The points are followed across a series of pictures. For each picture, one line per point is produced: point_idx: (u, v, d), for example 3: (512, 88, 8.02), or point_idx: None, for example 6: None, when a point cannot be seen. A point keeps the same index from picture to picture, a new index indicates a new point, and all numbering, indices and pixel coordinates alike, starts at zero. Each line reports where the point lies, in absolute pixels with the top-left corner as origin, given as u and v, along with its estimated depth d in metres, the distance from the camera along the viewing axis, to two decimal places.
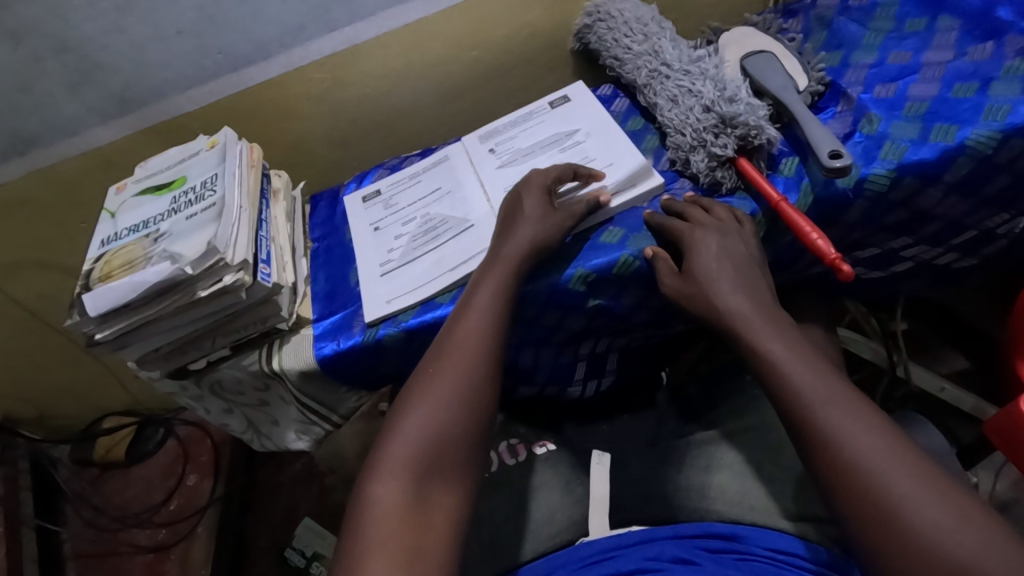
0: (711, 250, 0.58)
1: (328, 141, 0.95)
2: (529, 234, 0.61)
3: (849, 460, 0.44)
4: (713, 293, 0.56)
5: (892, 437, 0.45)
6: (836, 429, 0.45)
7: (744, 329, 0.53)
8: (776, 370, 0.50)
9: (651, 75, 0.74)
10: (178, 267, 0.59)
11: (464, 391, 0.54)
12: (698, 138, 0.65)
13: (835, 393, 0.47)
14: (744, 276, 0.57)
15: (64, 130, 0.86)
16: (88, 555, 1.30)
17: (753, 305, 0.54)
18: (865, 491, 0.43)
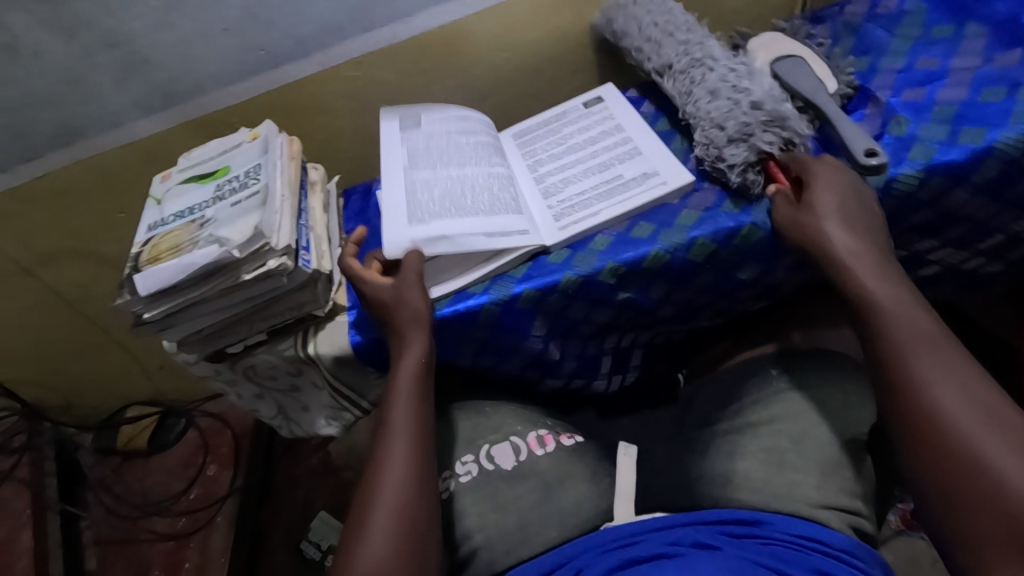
0: (827, 189, 0.59)
1: (358, 138, 0.98)
2: (408, 323, 0.63)
3: (928, 404, 0.47)
4: (824, 229, 0.57)
5: (982, 391, 0.46)
6: (924, 378, 0.48)
7: (851, 268, 0.55)
8: (873, 313, 0.52)
9: (693, 71, 0.75)
10: (226, 250, 0.61)
11: (402, 493, 0.55)
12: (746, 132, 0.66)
13: (929, 339, 0.49)
14: (856, 216, 0.57)
15: (108, 123, 0.89)
16: (108, 542, 1.32)
17: (863, 245, 0.56)
18: (936, 435, 0.45)
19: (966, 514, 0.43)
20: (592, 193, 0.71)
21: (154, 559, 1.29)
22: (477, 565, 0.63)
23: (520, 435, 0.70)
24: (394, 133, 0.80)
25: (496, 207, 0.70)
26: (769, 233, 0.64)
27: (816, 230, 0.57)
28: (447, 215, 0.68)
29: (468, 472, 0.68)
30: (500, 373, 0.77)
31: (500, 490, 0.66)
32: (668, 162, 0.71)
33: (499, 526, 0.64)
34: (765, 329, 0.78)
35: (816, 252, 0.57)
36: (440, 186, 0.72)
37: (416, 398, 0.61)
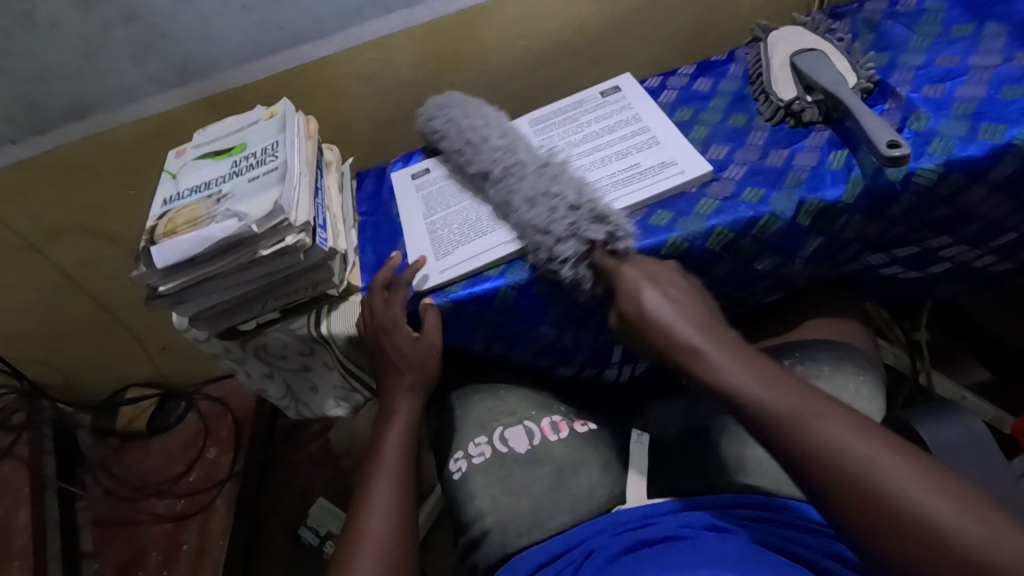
0: (657, 289, 0.59)
1: (372, 122, 0.98)
2: (412, 380, 0.69)
3: (847, 462, 0.43)
4: (669, 322, 0.56)
5: (869, 431, 0.45)
6: (825, 437, 0.45)
7: (697, 359, 0.53)
8: (736, 398, 0.50)
9: (508, 162, 0.70)
10: (244, 224, 0.61)
11: (382, 540, 0.58)
12: (548, 233, 0.63)
13: (813, 405, 0.47)
14: (689, 307, 0.57)
15: (123, 97, 0.89)
16: (105, 523, 1.31)
17: (705, 329, 0.55)
18: (863, 497, 0.42)
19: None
20: (608, 179, 0.71)
21: (151, 541, 1.28)
22: (490, 546, 0.64)
23: (533, 420, 0.73)
24: (406, 184, 0.84)
25: None
26: (789, 222, 0.64)
27: (665, 324, 0.56)
28: (469, 238, 0.72)
29: (481, 454, 0.71)
30: (513, 360, 0.77)
31: (512, 473, 0.69)
32: (686, 150, 0.72)
33: (512, 509, 0.65)
34: (777, 323, 0.78)
35: (672, 346, 0.55)
36: (458, 216, 0.75)
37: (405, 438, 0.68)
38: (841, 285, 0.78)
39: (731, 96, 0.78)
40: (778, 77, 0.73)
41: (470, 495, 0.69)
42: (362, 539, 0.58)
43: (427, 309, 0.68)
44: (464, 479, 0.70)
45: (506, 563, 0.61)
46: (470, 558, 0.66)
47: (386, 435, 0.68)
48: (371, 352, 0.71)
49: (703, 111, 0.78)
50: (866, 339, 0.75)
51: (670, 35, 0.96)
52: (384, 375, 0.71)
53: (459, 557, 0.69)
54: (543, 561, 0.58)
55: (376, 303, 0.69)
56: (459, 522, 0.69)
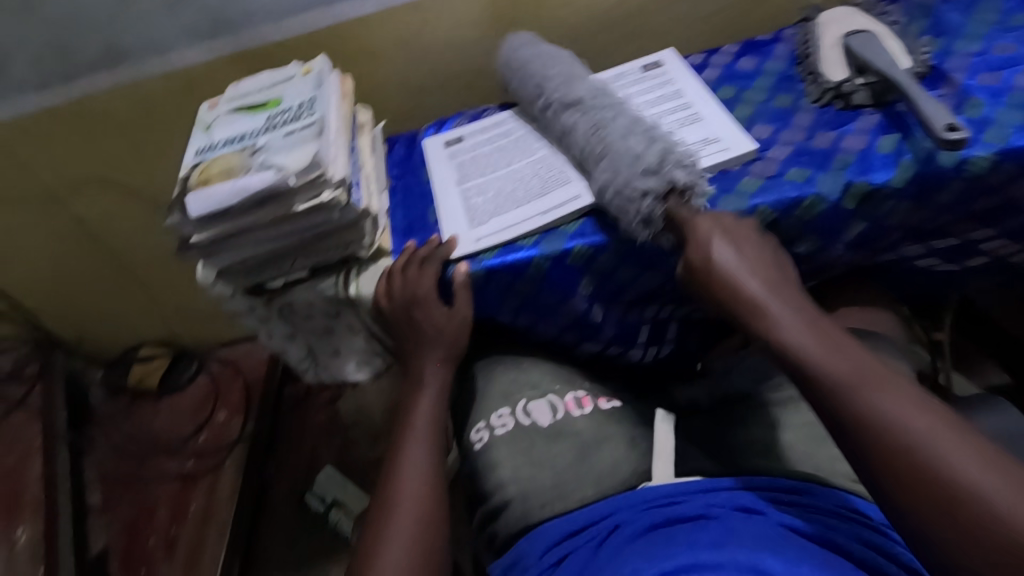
0: (728, 245, 0.59)
1: (403, 87, 0.96)
2: (442, 353, 0.69)
3: (894, 425, 0.44)
4: (733, 278, 0.57)
5: (929, 403, 0.46)
6: (879, 402, 0.46)
7: (764, 314, 0.54)
8: (796, 358, 0.51)
9: (586, 117, 0.68)
10: (282, 176, 0.60)
11: (418, 504, 0.59)
12: (634, 168, 0.61)
13: (880, 374, 0.47)
14: (758, 265, 0.58)
15: (154, 48, 0.87)
16: (113, 480, 1.30)
17: (770, 289, 0.56)
18: (911, 465, 0.43)
19: (974, 555, 0.40)
20: None
21: (160, 499, 1.27)
22: (511, 516, 0.64)
23: (557, 394, 0.72)
24: (439, 151, 0.82)
25: (548, 185, 0.70)
26: (834, 204, 0.63)
27: (731, 277, 0.57)
28: (502, 209, 0.71)
29: (504, 425, 0.71)
30: (538, 334, 0.76)
31: (536, 445, 0.68)
32: (729, 128, 0.70)
33: (534, 481, 0.65)
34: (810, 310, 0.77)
35: (735, 298, 0.56)
36: (492, 184, 0.74)
37: (436, 406, 0.68)
38: (875, 275, 0.77)
39: (776, 77, 0.76)
40: (828, 58, 0.72)
41: (492, 465, 0.69)
42: (399, 503, 0.59)
43: (459, 279, 0.68)
44: (486, 449, 0.70)
45: (528, 533, 0.61)
46: (490, 527, 0.66)
47: (416, 404, 0.67)
48: (393, 322, 0.71)
49: (747, 89, 0.76)
50: (896, 330, 0.74)
51: (713, 13, 0.93)
52: (411, 347, 0.70)
53: (478, 526, 0.69)
54: (567, 532, 0.58)
55: (408, 277, 0.69)
56: (479, 492, 0.69)
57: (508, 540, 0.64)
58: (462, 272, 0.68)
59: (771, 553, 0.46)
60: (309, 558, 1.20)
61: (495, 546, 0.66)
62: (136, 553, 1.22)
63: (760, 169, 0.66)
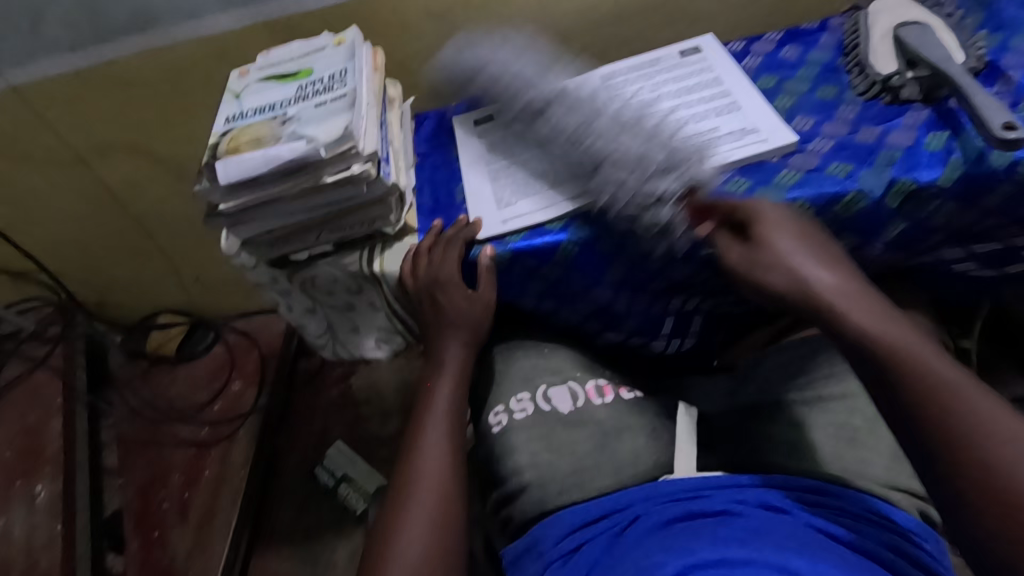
0: (792, 237, 0.57)
1: (433, 63, 0.94)
2: (465, 335, 0.69)
3: (978, 444, 0.44)
4: (804, 269, 0.55)
5: (1014, 419, 0.45)
6: (966, 415, 0.45)
7: (839, 307, 0.53)
8: (876, 353, 0.50)
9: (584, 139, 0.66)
10: (313, 147, 0.60)
11: (436, 486, 0.58)
12: (648, 184, 0.61)
13: (964, 383, 0.47)
14: (827, 259, 0.56)
15: (186, 13, 0.87)
16: (129, 442, 1.33)
17: (846, 282, 0.54)
18: (989, 466, 0.43)
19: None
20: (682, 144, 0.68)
21: (174, 463, 1.29)
22: (527, 501, 0.64)
23: (578, 381, 0.72)
24: (467, 130, 0.80)
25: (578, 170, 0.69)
26: (876, 201, 0.61)
27: (803, 268, 0.55)
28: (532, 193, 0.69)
29: (524, 410, 0.70)
30: (561, 319, 0.75)
31: (555, 431, 0.68)
32: (769, 119, 0.68)
33: (552, 467, 0.65)
34: None
35: (801, 286, 0.54)
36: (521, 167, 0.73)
37: (457, 387, 0.67)
38: (910, 277, 0.75)
39: (821, 67, 0.74)
40: (877, 49, 0.69)
41: (509, 449, 0.68)
42: (417, 484, 0.58)
43: (485, 262, 0.67)
44: (504, 433, 0.70)
45: (544, 519, 0.60)
46: (505, 511, 0.66)
47: (437, 385, 0.67)
48: (417, 300, 0.70)
49: (789, 80, 0.74)
50: (928, 335, 0.72)
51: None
52: (433, 327, 0.70)
53: (492, 509, 0.69)
54: (585, 520, 0.58)
55: (435, 257, 0.68)
56: (496, 475, 0.69)
57: (523, 525, 0.64)
58: (488, 255, 0.67)
59: (795, 554, 0.45)
60: (318, 531, 1.21)
61: (509, 529, 0.66)
62: (150, 516, 1.24)
63: (801, 161, 0.64)
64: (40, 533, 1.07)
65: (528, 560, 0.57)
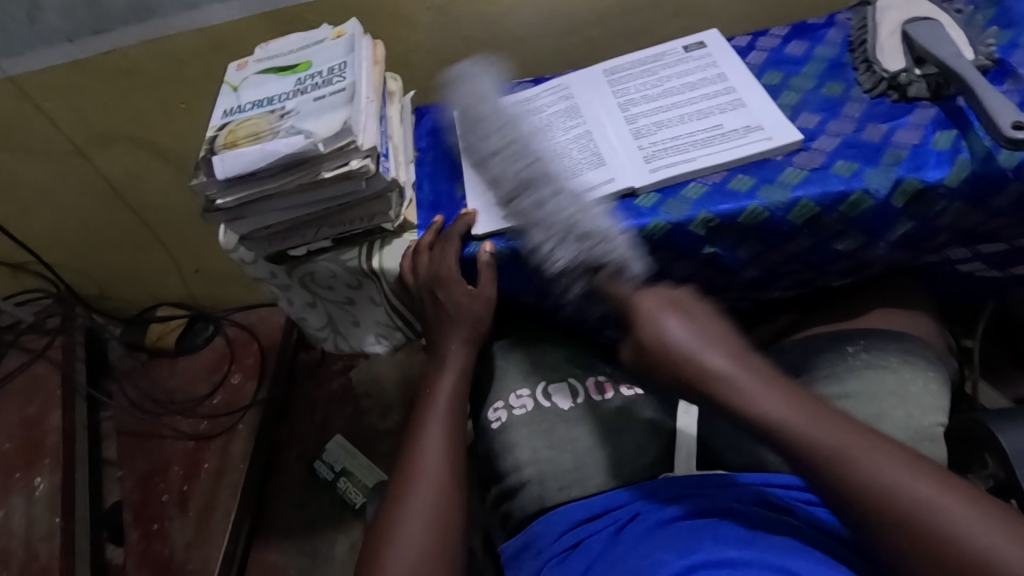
0: (683, 318, 0.56)
1: (435, 55, 0.93)
2: (465, 332, 0.68)
3: (896, 501, 0.44)
4: (691, 355, 0.54)
5: (912, 461, 0.45)
6: (871, 478, 0.45)
7: (733, 393, 0.51)
8: (774, 435, 0.49)
9: (523, 197, 0.65)
10: (311, 142, 0.59)
11: (437, 483, 0.58)
12: (545, 258, 0.62)
13: (853, 443, 0.47)
14: (716, 336, 0.55)
15: (185, 2, 0.85)
16: (129, 434, 1.33)
17: (737, 360, 0.53)
18: (910, 532, 0.43)
19: None
20: (684, 141, 0.67)
21: (174, 455, 1.29)
22: (527, 498, 0.64)
23: (578, 378, 0.71)
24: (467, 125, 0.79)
25: (579, 167, 0.68)
26: (882, 201, 0.60)
27: (688, 354, 0.54)
28: None
29: (523, 406, 0.70)
30: (562, 316, 0.75)
31: (555, 428, 0.68)
32: (773, 116, 0.67)
33: (553, 464, 0.64)
34: (845, 310, 0.74)
35: (688, 378, 0.53)
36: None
37: (457, 384, 0.67)
38: (914, 276, 0.75)
39: (827, 63, 0.73)
40: (885, 46, 0.68)
41: (509, 445, 0.68)
42: (416, 480, 0.58)
43: (485, 259, 0.66)
44: (504, 428, 0.69)
45: (543, 516, 0.60)
46: (505, 507, 0.66)
47: (438, 382, 0.67)
48: (418, 296, 0.70)
49: (795, 76, 0.73)
50: (932, 335, 0.71)
51: None
52: (434, 324, 0.70)
53: (492, 505, 0.69)
54: (585, 517, 0.58)
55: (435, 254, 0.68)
56: (495, 471, 0.69)
57: (523, 522, 0.63)
58: (488, 253, 0.66)
59: (802, 556, 0.45)
60: (318, 524, 1.21)
61: (509, 526, 0.65)
62: (150, 508, 1.24)
63: (805, 159, 0.64)
64: (40, 524, 1.07)
65: (527, 557, 0.57)
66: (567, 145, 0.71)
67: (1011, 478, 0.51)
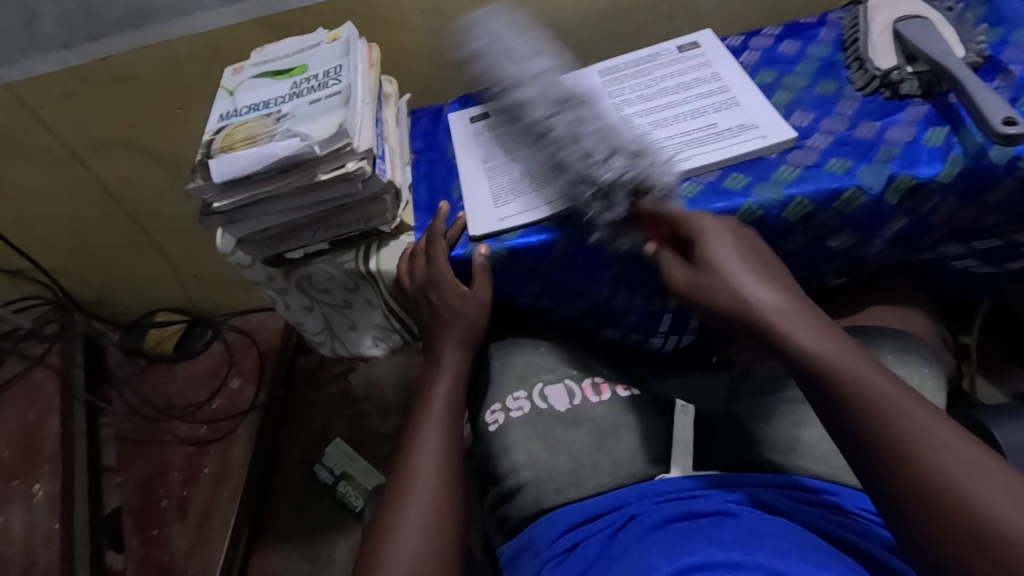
0: (731, 252, 0.55)
1: (430, 58, 0.93)
2: (461, 334, 0.68)
3: (918, 449, 0.42)
4: (735, 284, 0.53)
5: (953, 427, 0.43)
6: (905, 428, 0.43)
7: (776, 323, 0.50)
8: (813, 365, 0.47)
9: (563, 117, 0.65)
10: (307, 144, 0.59)
11: (433, 486, 0.58)
12: (587, 171, 0.60)
13: (896, 398, 0.44)
14: (768, 275, 0.54)
15: (181, 9, 0.86)
16: (128, 440, 1.32)
17: (787, 298, 0.52)
18: (927, 481, 0.41)
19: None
20: (679, 139, 0.68)
21: (173, 461, 1.29)
22: (525, 499, 0.64)
23: (575, 379, 0.72)
24: (463, 127, 0.79)
25: None
26: (876, 198, 0.60)
27: (736, 282, 0.53)
28: (529, 189, 0.69)
29: (520, 408, 0.70)
30: (559, 317, 0.75)
31: (552, 429, 0.68)
32: (767, 114, 0.67)
33: (550, 466, 0.65)
34: (839, 308, 0.75)
35: (733, 303, 0.52)
36: (518, 165, 0.72)
37: (454, 388, 0.67)
38: (910, 274, 0.75)
39: (820, 62, 0.73)
40: (876, 44, 0.69)
41: (506, 447, 0.68)
42: (413, 483, 0.58)
43: (479, 262, 0.66)
44: (501, 431, 0.70)
45: (540, 519, 0.60)
46: (502, 509, 0.66)
47: (434, 385, 0.67)
48: (414, 298, 0.70)
49: (788, 75, 0.73)
50: (929, 331, 0.71)
51: None
52: (431, 327, 0.70)
53: (490, 506, 0.69)
54: (582, 519, 0.58)
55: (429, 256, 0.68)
56: (493, 473, 0.69)
57: (521, 524, 0.64)
58: (481, 256, 0.66)
59: (798, 559, 0.45)
60: (317, 529, 1.21)
61: (507, 528, 0.66)
62: (149, 514, 1.24)
63: (797, 158, 0.64)
64: (39, 531, 1.07)
65: (524, 560, 0.57)
66: None
67: None
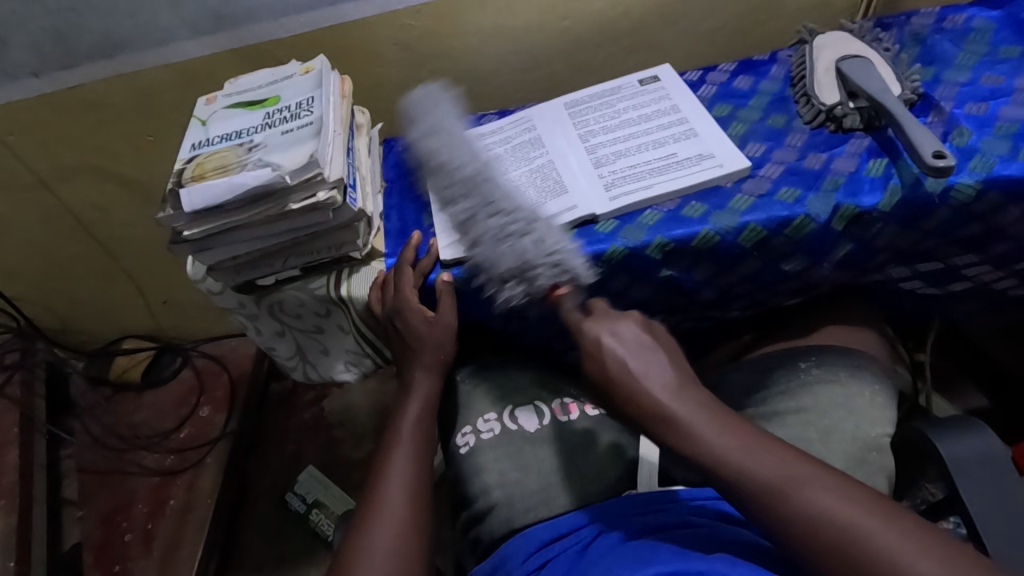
0: (626, 333, 0.55)
1: (403, 88, 0.96)
2: (430, 359, 0.69)
3: (832, 531, 0.43)
4: (635, 378, 0.52)
5: (844, 488, 0.45)
6: (803, 506, 0.44)
7: (667, 431, 0.49)
8: (708, 467, 0.48)
9: (468, 219, 0.68)
10: (278, 175, 0.60)
11: (404, 510, 0.59)
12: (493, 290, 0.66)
13: (784, 470, 0.46)
14: (659, 356, 0.54)
15: (155, 39, 0.87)
16: (92, 472, 1.28)
17: (679, 397, 0.50)
18: (843, 552, 0.42)
19: None
20: (642, 168, 0.71)
21: (138, 493, 1.26)
22: (496, 521, 0.64)
23: (544, 401, 0.73)
24: None
25: (544, 195, 0.71)
26: (824, 224, 0.64)
27: (635, 379, 0.52)
28: None
29: (490, 430, 0.71)
30: (528, 339, 0.77)
31: (522, 450, 0.69)
32: (724, 144, 0.71)
33: (519, 486, 0.66)
34: (797, 328, 0.78)
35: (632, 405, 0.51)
36: None
37: (422, 415, 0.68)
38: (861, 296, 0.79)
39: (771, 97, 0.78)
40: (822, 81, 0.74)
41: (476, 470, 0.69)
42: (381, 510, 0.58)
43: (442, 287, 0.67)
44: (472, 453, 0.70)
45: (511, 538, 0.61)
46: (474, 531, 0.67)
47: (404, 411, 0.68)
48: (386, 325, 0.71)
49: (742, 108, 0.77)
50: (879, 349, 0.75)
51: (714, 30, 0.95)
52: (403, 353, 0.71)
53: (462, 529, 0.69)
54: (551, 537, 0.58)
55: (396, 286, 0.69)
56: (464, 495, 0.69)
57: (492, 546, 0.64)
58: (442, 279, 0.67)
59: (757, 568, 0.46)
60: (289, 558, 1.18)
61: (478, 552, 0.66)
62: (111, 549, 1.19)
63: (748, 189, 0.67)
64: None
65: None
66: (531, 174, 0.74)
67: (952, 487, 0.54)
